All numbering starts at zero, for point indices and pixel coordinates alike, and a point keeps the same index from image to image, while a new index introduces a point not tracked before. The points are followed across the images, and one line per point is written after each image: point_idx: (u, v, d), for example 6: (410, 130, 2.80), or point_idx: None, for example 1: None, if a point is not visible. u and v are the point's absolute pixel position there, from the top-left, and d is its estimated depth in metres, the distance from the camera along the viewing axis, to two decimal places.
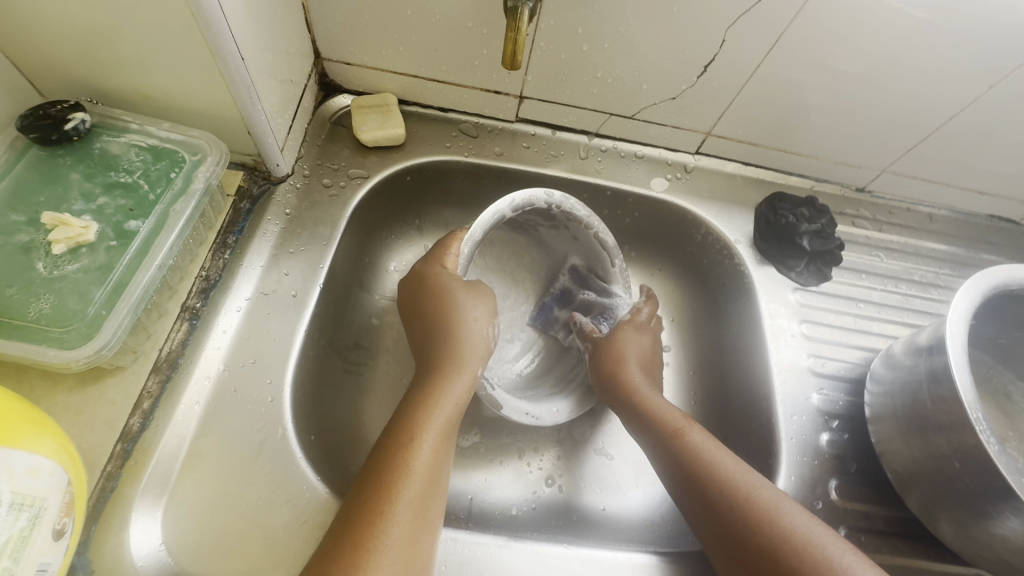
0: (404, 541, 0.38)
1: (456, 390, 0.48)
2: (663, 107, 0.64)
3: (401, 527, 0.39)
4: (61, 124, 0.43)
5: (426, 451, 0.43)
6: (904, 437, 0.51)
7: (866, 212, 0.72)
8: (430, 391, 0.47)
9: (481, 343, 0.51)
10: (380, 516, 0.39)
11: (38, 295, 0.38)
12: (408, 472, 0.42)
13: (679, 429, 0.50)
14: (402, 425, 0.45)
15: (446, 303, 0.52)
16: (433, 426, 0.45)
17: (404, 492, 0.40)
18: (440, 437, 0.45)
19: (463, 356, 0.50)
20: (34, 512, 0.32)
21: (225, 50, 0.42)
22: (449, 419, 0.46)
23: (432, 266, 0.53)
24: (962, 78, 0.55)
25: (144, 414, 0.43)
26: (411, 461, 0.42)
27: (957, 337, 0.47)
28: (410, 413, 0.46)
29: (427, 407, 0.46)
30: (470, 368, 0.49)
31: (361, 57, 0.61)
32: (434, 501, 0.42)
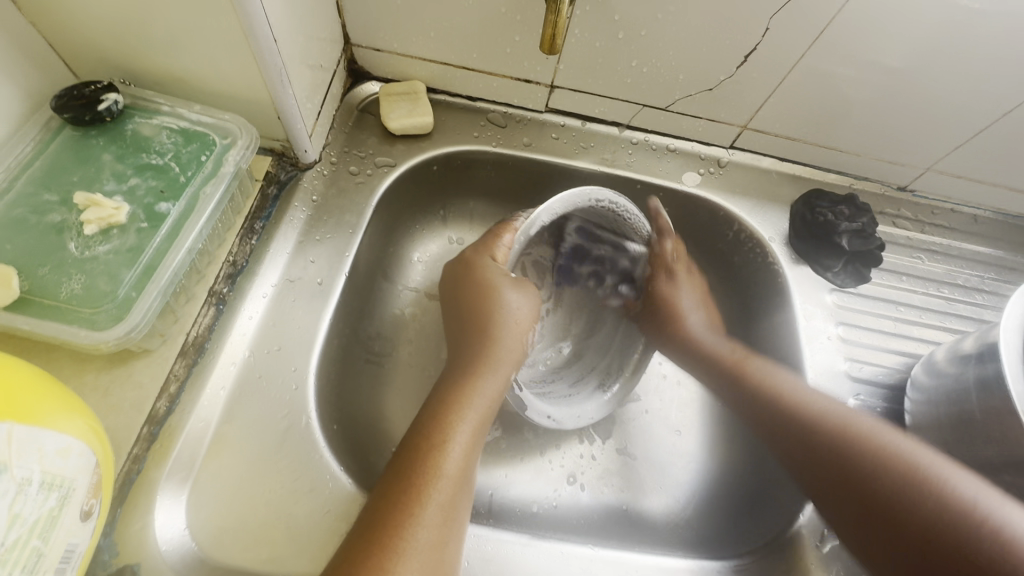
0: (431, 544, 0.38)
1: (492, 389, 0.47)
2: (699, 99, 0.62)
3: (429, 529, 0.38)
4: (94, 104, 0.43)
5: (456, 452, 0.43)
6: (948, 448, 0.49)
7: (907, 212, 0.69)
8: (464, 388, 0.47)
9: (519, 343, 0.51)
10: (408, 517, 0.38)
11: (69, 275, 0.38)
12: (438, 473, 0.41)
13: (740, 364, 0.59)
14: (434, 422, 0.44)
15: (488, 297, 0.52)
16: (466, 425, 0.44)
17: (433, 493, 0.40)
18: (471, 439, 0.44)
19: (501, 354, 0.49)
20: (62, 493, 0.32)
21: (258, 32, 0.41)
22: (481, 419, 0.45)
23: (481, 255, 0.54)
24: (1022, 73, 0.52)
25: (170, 398, 0.43)
26: (441, 460, 0.41)
27: (1011, 344, 0.45)
28: (442, 410, 0.45)
29: (460, 406, 0.45)
30: (508, 367, 0.49)
31: (391, 43, 0.60)
32: (462, 504, 0.41)
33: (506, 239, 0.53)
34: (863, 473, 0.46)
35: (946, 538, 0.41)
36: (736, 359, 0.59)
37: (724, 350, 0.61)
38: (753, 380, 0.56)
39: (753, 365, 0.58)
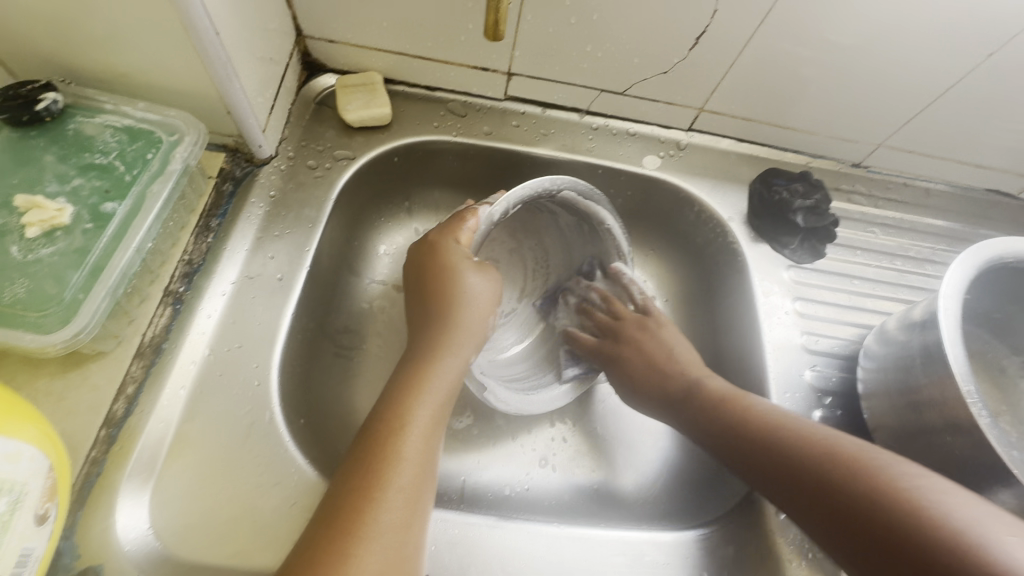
0: (394, 526, 0.38)
1: (451, 373, 0.47)
2: (654, 82, 0.62)
3: (392, 513, 0.38)
4: (32, 104, 0.42)
5: (416, 438, 0.43)
6: (897, 413, 0.51)
7: (862, 188, 0.71)
8: (423, 372, 0.46)
9: (479, 327, 0.50)
10: (370, 502, 0.38)
11: (12, 280, 0.37)
12: (398, 459, 0.41)
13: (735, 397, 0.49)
14: (391, 409, 0.44)
15: (449, 279, 0.50)
16: (423, 410, 0.44)
17: (394, 477, 0.40)
18: (429, 425, 0.44)
19: (460, 341, 0.49)
20: (14, 497, 0.31)
21: (198, 24, 0.40)
22: (439, 404, 0.45)
23: (446, 237, 0.51)
24: (961, 48, 0.54)
25: (128, 400, 0.43)
26: (401, 446, 0.41)
27: (950, 310, 0.47)
28: (400, 394, 0.45)
29: (419, 390, 0.45)
30: (468, 352, 0.49)
31: (344, 34, 0.59)
32: (426, 487, 0.41)
33: (471, 223, 0.51)
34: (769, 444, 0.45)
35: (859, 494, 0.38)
36: (739, 402, 0.49)
37: (723, 386, 0.51)
38: (734, 412, 0.48)
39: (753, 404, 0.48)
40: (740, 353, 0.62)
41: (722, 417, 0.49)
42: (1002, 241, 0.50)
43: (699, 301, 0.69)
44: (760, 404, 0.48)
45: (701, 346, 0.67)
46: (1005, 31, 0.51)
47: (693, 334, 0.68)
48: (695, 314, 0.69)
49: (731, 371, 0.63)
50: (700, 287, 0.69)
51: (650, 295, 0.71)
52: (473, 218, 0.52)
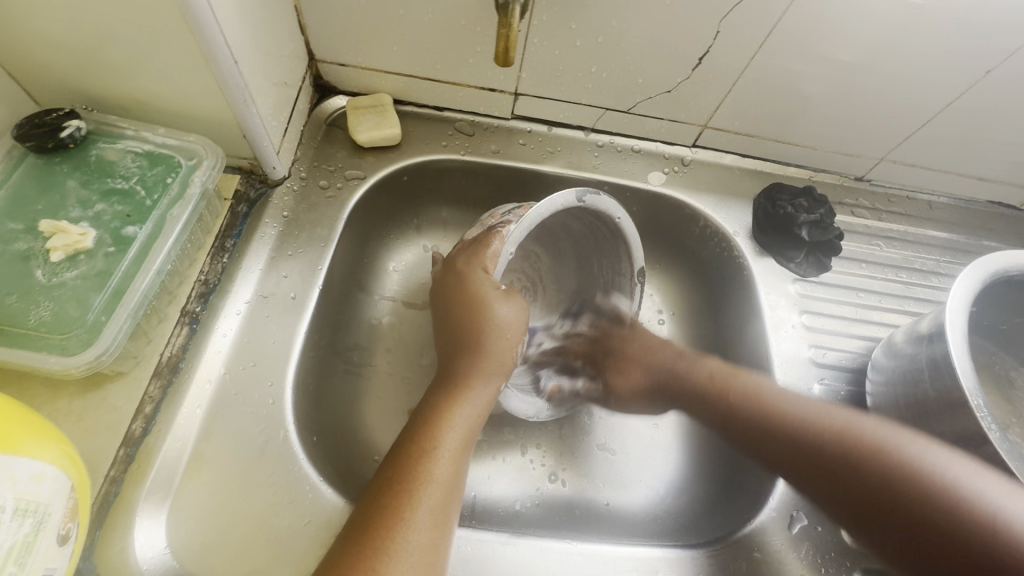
0: (422, 547, 0.39)
1: (480, 401, 0.48)
2: (658, 101, 0.64)
3: (420, 533, 0.39)
4: (56, 132, 0.43)
5: (446, 459, 0.43)
6: (906, 426, 0.51)
7: (865, 201, 0.72)
8: (453, 399, 0.47)
9: (508, 355, 0.50)
10: (398, 522, 0.39)
11: (37, 303, 0.38)
12: (429, 480, 0.42)
13: None
14: (422, 431, 0.45)
15: (479, 308, 0.50)
16: (452, 435, 0.45)
17: (424, 498, 0.41)
18: (459, 447, 0.45)
19: (489, 368, 0.49)
20: (38, 518, 0.32)
21: (218, 54, 0.42)
22: (468, 428, 0.46)
23: (473, 266, 0.50)
24: (960, 64, 0.55)
25: (146, 419, 0.44)
26: (430, 468, 0.42)
27: (957, 325, 0.47)
28: (431, 420, 0.46)
29: (449, 417, 0.46)
30: (497, 381, 0.49)
31: (355, 58, 0.61)
32: (453, 511, 0.42)
33: (495, 246, 0.49)
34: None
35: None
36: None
37: None
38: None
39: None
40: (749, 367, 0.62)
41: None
42: (1006, 255, 0.51)
43: (705, 314, 0.69)
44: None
45: None
46: (1002, 47, 0.53)
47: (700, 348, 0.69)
48: (702, 329, 0.69)
49: None
50: (707, 301, 0.70)
51: (656, 309, 0.72)
52: (498, 242, 0.49)
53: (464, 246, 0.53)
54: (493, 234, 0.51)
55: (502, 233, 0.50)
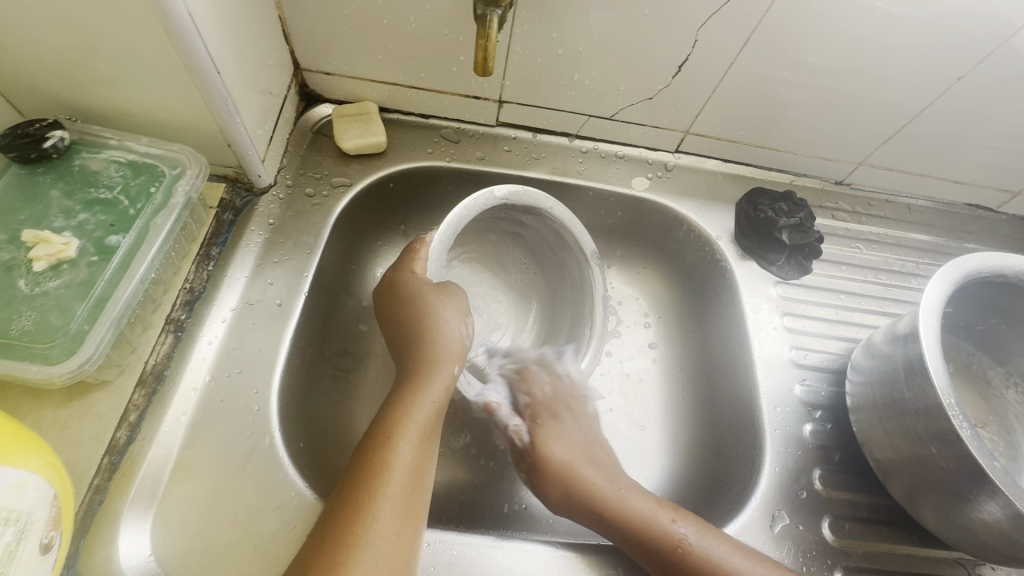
0: (387, 534, 0.39)
1: (437, 388, 0.48)
2: (641, 108, 0.65)
3: (383, 522, 0.40)
4: (40, 142, 0.44)
5: (405, 449, 0.44)
6: (884, 425, 0.52)
7: (845, 205, 0.73)
8: (410, 390, 0.48)
9: (457, 341, 0.51)
10: (360, 513, 0.40)
11: (20, 313, 0.38)
12: (388, 471, 0.42)
13: (651, 528, 0.48)
14: (381, 424, 0.45)
15: (416, 309, 0.51)
16: (413, 425, 0.45)
17: (385, 489, 0.41)
18: (419, 436, 0.45)
19: (440, 357, 0.50)
20: (20, 527, 0.32)
21: (201, 65, 0.43)
22: (428, 416, 0.47)
23: (403, 271, 0.52)
24: (932, 70, 0.56)
25: (131, 427, 0.44)
26: (389, 459, 0.43)
27: (930, 326, 0.48)
28: (389, 412, 0.46)
29: (405, 408, 0.46)
30: (448, 367, 0.50)
31: (340, 67, 0.61)
32: (418, 500, 0.43)
33: (421, 253, 0.52)
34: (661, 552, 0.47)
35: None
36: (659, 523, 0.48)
37: (645, 503, 0.49)
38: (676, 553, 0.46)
39: (680, 526, 0.47)
40: (732, 369, 0.63)
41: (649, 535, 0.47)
42: (979, 257, 0.52)
43: (690, 318, 0.70)
44: (659, 501, 0.50)
45: (693, 364, 0.68)
46: (971, 55, 0.54)
47: (686, 351, 0.69)
48: (686, 331, 0.70)
49: (723, 387, 0.64)
50: (691, 304, 0.71)
51: (642, 312, 0.73)
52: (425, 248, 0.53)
53: (399, 252, 0.56)
54: (422, 242, 0.54)
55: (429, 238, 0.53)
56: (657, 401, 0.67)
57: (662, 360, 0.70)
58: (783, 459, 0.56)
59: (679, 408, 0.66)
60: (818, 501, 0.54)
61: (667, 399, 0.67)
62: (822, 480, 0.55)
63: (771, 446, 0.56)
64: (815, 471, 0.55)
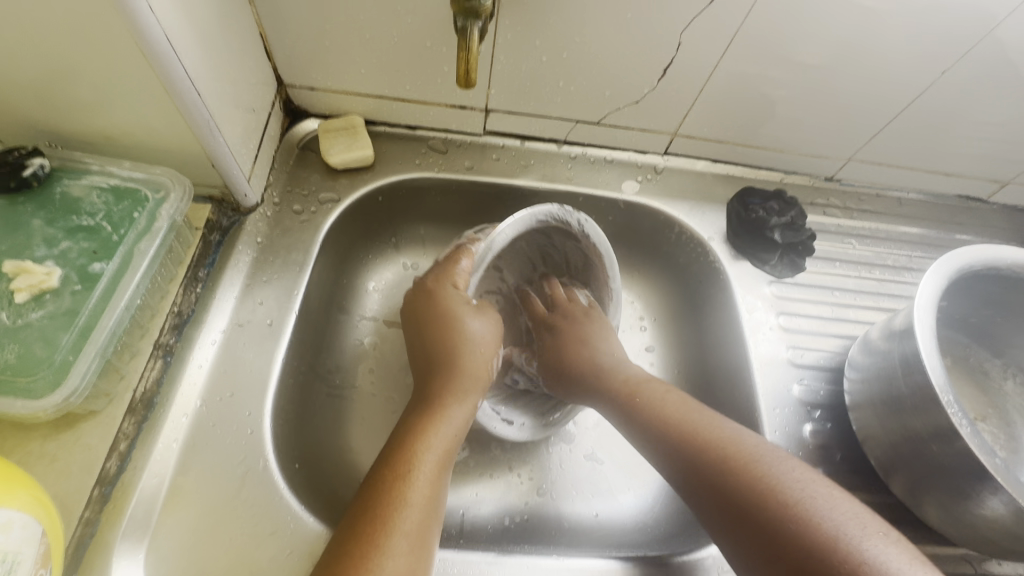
0: (400, 573, 0.38)
1: (457, 419, 0.49)
2: (628, 112, 0.64)
3: (398, 558, 0.39)
4: (19, 171, 0.43)
5: (423, 481, 0.44)
6: (883, 423, 0.52)
7: (836, 201, 0.73)
8: (431, 420, 0.48)
9: (484, 369, 0.52)
10: (375, 549, 0.39)
11: (3, 345, 0.38)
12: (405, 503, 0.42)
13: (629, 391, 0.53)
14: (400, 453, 0.45)
15: (451, 325, 0.52)
16: (431, 457, 0.45)
17: (401, 523, 0.41)
18: (437, 468, 0.45)
19: (466, 385, 0.51)
20: (6, 567, 0.31)
21: (181, 88, 0.42)
22: (446, 447, 0.47)
23: (443, 284, 0.53)
24: (916, 64, 0.56)
25: (121, 456, 0.43)
26: (408, 491, 0.43)
27: (925, 321, 0.48)
28: (408, 441, 0.46)
29: (426, 437, 0.46)
30: (474, 397, 0.50)
31: (324, 81, 0.61)
32: (433, 534, 0.42)
33: (465, 264, 0.52)
34: (700, 457, 0.45)
35: (795, 535, 0.38)
36: (690, 430, 0.47)
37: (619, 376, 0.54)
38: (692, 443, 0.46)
39: (726, 453, 0.45)
40: (729, 370, 0.63)
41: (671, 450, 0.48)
42: (971, 250, 0.51)
43: (685, 320, 0.70)
44: (668, 392, 0.51)
45: (690, 367, 0.68)
46: (955, 47, 0.54)
47: (682, 353, 0.69)
48: (682, 334, 0.70)
49: (721, 389, 0.63)
50: (686, 306, 0.70)
51: (637, 316, 0.72)
52: (466, 261, 0.52)
53: (434, 265, 0.56)
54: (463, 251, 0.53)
55: (470, 249, 0.52)
56: None
57: (659, 364, 0.69)
58: None
59: None
60: None
61: None
62: None
63: None
64: (817, 472, 0.55)
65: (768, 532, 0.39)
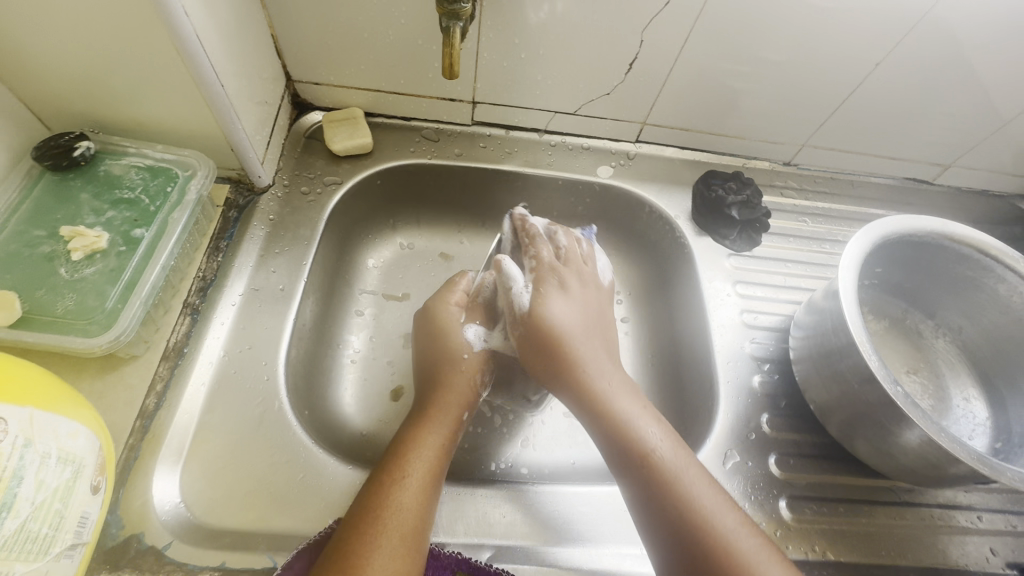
0: (389, 570, 0.42)
1: (445, 429, 0.54)
2: (600, 102, 0.72)
3: (386, 558, 0.43)
4: (70, 152, 0.50)
5: (414, 488, 0.48)
6: (820, 372, 0.59)
7: (793, 183, 0.80)
8: (425, 430, 0.53)
9: (472, 388, 0.59)
10: (366, 549, 0.43)
11: (62, 295, 0.45)
12: (397, 508, 0.46)
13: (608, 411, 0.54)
14: (396, 460, 0.49)
15: (448, 338, 0.61)
16: (423, 465, 0.50)
17: (392, 526, 0.45)
18: (428, 477, 0.49)
19: (451, 399, 0.56)
20: (76, 467, 0.39)
21: (208, 80, 0.49)
22: (437, 459, 0.51)
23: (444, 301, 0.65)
24: (852, 57, 0.64)
25: (158, 395, 0.50)
26: (400, 496, 0.46)
27: (849, 280, 0.55)
28: (404, 451, 0.51)
29: (419, 446, 0.51)
30: (458, 411, 0.56)
31: (328, 77, 0.68)
32: (422, 539, 0.46)
33: (461, 286, 0.66)
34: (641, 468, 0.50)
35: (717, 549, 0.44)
36: (639, 442, 0.51)
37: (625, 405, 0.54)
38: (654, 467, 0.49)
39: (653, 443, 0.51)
40: (691, 331, 0.70)
41: (632, 444, 0.51)
42: (896, 220, 0.58)
43: (656, 291, 0.77)
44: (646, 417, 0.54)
45: (660, 334, 0.75)
46: (884, 40, 0.62)
47: (652, 322, 0.76)
48: (654, 304, 0.77)
49: (684, 349, 0.71)
50: (657, 279, 0.78)
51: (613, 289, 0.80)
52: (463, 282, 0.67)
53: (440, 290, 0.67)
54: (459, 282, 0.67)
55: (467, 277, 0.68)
56: (627, 366, 0.74)
57: (633, 332, 0.77)
58: (736, 407, 0.62)
59: (647, 372, 0.73)
60: (767, 441, 0.60)
61: (637, 365, 0.74)
62: (770, 424, 0.61)
63: (725, 396, 0.62)
64: (763, 416, 0.61)
65: (699, 555, 0.44)
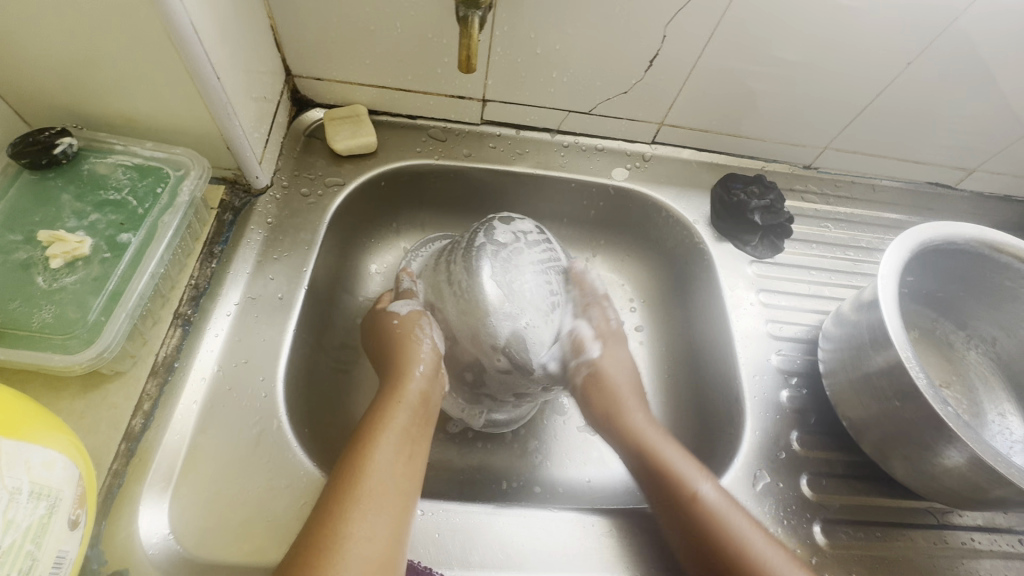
0: None
1: (401, 437, 0.48)
2: (617, 101, 0.68)
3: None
4: (50, 149, 0.46)
5: (368, 504, 0.42)
6: (854, 388, 0.55)
7: (813, 187, 0.77)
8: (372, 443, 0.47)
9: (426, 392, 0.52)
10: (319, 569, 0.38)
11: (39, 306, 0.41)
12: (350, 526, 0.41)
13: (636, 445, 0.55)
14: (341, 477, 0.44)
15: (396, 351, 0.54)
16: (375, 478, 0.44)
17: (343, 544, 0.40)
18: (384, 487, 0.44)
19: (401, 410, 0.50)
20: (51, 502, 0.34)
21: (203, 72, 0.45)
22: (393, 469, 0.45)
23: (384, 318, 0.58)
24: (883, 57, 0.61)
25: (146, 415, 0.46)
26: (350, 513, 0.41)
27: (888, 290, 0.52)
28: (351, 466, 0.45)
29: (368, 460, 0.45)
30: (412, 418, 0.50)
31: (331, 73, 0.65)
32: (390, 549, 0.41)
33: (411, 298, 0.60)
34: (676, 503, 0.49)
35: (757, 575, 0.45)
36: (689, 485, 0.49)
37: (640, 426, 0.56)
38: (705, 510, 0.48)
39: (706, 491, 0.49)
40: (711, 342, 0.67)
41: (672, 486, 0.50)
42: (931, 226, 0.56)
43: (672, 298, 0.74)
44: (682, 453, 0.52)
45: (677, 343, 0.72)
46: (918, 40, 0.59)
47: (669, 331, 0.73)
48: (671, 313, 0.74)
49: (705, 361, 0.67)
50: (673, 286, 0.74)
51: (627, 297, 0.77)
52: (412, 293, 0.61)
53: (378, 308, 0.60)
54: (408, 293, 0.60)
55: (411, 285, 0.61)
56: (643, 378, 0.71)
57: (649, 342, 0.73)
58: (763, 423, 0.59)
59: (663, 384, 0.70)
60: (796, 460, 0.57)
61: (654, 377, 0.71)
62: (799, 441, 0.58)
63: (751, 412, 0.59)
64: (792, 433, 0.58)
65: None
